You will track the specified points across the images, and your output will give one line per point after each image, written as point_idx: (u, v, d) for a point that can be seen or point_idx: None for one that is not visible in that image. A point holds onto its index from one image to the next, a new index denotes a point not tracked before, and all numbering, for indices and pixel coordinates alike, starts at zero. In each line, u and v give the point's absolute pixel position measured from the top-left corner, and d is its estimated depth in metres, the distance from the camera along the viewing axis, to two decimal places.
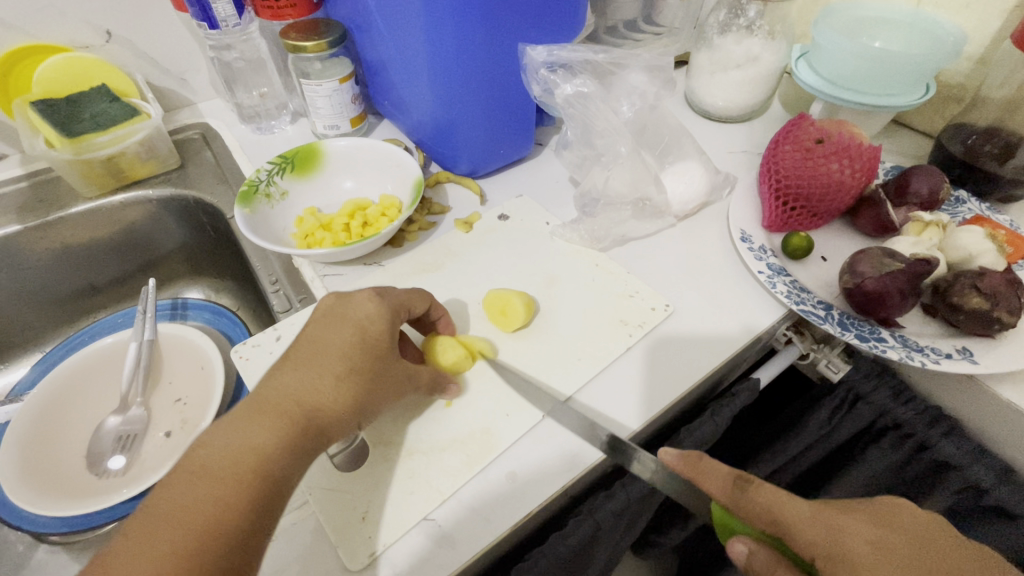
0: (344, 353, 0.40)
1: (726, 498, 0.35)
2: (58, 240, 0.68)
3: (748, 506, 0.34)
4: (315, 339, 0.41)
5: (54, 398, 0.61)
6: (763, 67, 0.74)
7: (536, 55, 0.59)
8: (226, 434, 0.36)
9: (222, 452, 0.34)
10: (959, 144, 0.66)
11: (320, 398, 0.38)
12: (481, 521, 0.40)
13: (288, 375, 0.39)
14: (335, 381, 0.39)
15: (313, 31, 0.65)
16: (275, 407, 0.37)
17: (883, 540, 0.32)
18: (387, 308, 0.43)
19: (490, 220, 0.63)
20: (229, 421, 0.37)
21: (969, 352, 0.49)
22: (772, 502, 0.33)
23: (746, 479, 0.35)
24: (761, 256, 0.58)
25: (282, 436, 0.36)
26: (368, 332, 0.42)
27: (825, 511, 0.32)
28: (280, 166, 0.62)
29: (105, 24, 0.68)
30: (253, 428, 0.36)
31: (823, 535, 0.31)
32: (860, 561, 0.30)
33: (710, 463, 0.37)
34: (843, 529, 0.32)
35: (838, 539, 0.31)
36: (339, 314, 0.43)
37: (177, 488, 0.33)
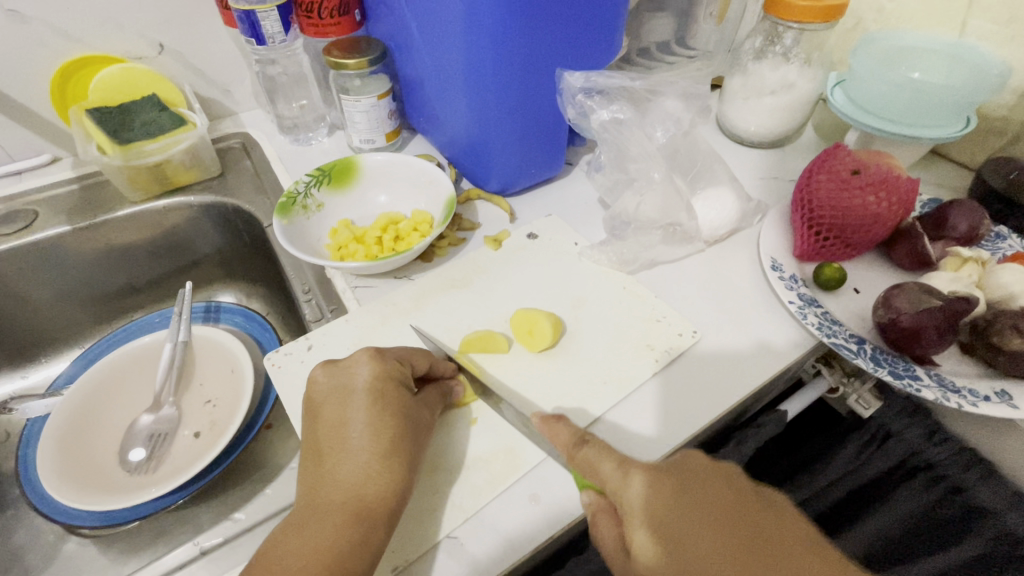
0: (373, 429, 0.40)
1: (567, 455, 0.41)
2: (104, 241, 0.71)
3: (577, 460, 0.40)
4: (333, 421, 0.41)
5: (92, 393, 0.63)
6: (799, 94, 0.73)
7: (573, 80, 0.60)
8: (292, 541, 0.37)
9: (294, 559, 0.36)
10: (1001, 178, 0.65)
11: (369, 485, 0.38)
12: (503, 541, 0.40)
13: (324, 465, 0.40)
14: (377, 463, 0.39)
15: (354, 49, 0.67)
16: (331, 504, 0.38)
17: (661, 480, 0.37)
18: (390, 367, 0.44)
19: (519, 238, 0.64)
20: (293, 526, 0.38)
21: (1008, 394, 0.48)
22: (593, 460, 0.39)
23: (584, 441, 0.40)
24: (791, 285, 0.57)
25: (347, 533, 0.37)
26: (385, 395, 0.42)
27: (624, 462, 0.39)
28: (318, 179, 0.64)
29: (159, 37, 0.72)
30: (319, 528, 0.37)
31: (615, 483, 0.38)
32: (634, 499, 0.37)
33: (564, 421, 0.42)
34: (630, 477, 0.38)
35: (623, 485, 0.38)
36: (347, 387, 0.43)
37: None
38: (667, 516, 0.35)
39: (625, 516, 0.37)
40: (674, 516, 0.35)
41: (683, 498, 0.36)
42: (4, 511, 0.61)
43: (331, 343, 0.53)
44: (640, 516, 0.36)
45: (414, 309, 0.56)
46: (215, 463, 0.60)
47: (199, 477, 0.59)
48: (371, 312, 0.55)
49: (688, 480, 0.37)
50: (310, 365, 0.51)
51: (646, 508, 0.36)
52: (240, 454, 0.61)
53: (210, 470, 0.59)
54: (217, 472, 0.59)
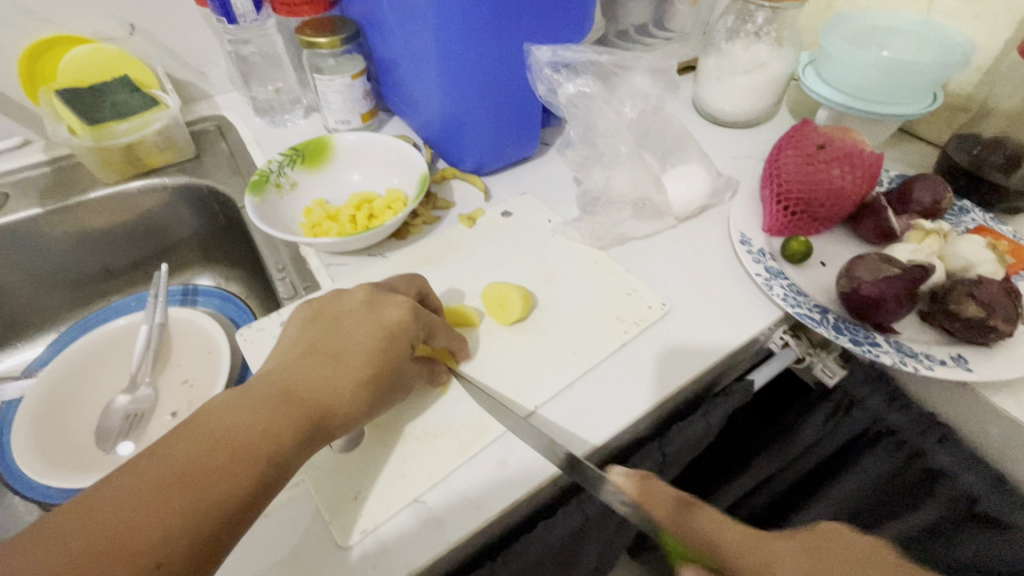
0: (368, 358, 0.41)
1: (673, 525, 0.36)
2: (77, 225, 0.70)
3: (688, 531, 0.36)
4: (343, 338, 0.42)
5: (67, 375, 0.63)
6: (771, 73, 0.74)
7: (541, 54, 0.60)
8: (243, 407, 0.37)
9: (236, 425, 0.36)
10: (964, 154, 0.66)
11: (338, 402, 0.39)
12: (470, 505, 0.41)
13: (313, 361, 0.41)
14: (360, 386, 0.40)
15: (326, 28, 0.67)
16: (297, 397, 0.38)
17: (814, 563, 0.34)
18: (418, 314, 0.45)
19: (492, 216, 0.64)
20: (248, 395, 0.38)
21: (964, 359, 0.50)
22: (707, 528, 0.36)
23: (686, 502, 0.37)
24: (758, 258, 0.58)
25: (295, 430, 0.37)
26: (397, 337, 0.43)
27: (763, 537, 0.36)
28: (291, 158, 0.64)
29: (129, 17, 0.71)
30: (271, 409, 0.37)
31: (753, 561, 0.35)
32: None
33: (652, 481, 0.38)
34: (773, 560, 0.35)
35: (766, 566, 0.34)
36: (368, 316, 0.44)
37: (191, 439, 0.35)
38: None
39: None
40: None
41: None
42: None
43: None
44: None
45: None
46: None
47: None
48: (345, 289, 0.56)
49: (846, 566, 0.34)
50: None
51: None
52: None
53: None
54: None
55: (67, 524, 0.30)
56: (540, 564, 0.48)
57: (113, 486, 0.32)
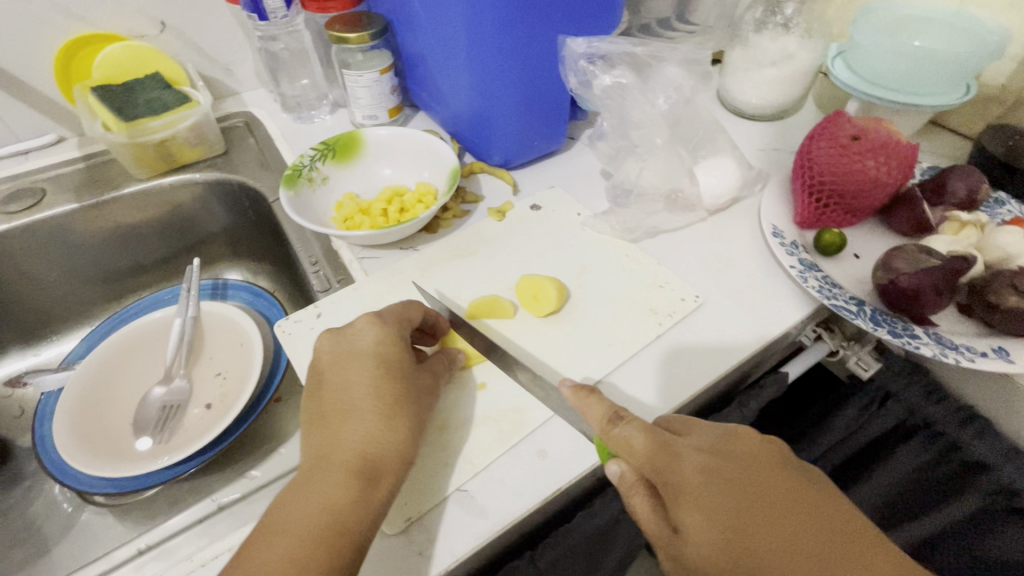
0: (375, 392, 0.41)
1: (601, 431, 0.41)
2: (111, 220, 0.71)
3: (612, 437, 0.40)
4: (339, 387, 0.41)
5: (104, 367, 0.64)
6: (800, 65, 0.74)
7: (576, 46, 0.60)
8: (296, 496, 0.38)
9: (296, 517, 0.36)
10: (999, 145, 0.65)
11: (374, 444, 0.39)
12: (511, 494, 0.42)
13: (328, 426, 0.40)
14: (380, 423, 0.40)
15: (356, 23, 0.68)
16: (334, 463, 0.38)
17: (714, 463, 0.37)
18: (389, 329, 0.45)
19: (521, 210, 0.64)
20: (295, 484, 0.39)
21: (1005, 351, 0.49)
22: (631, 435, 0.39)
23: (619, 415, 0.40)
24: (792, 251, 0.58)
25: (350, 490, 0.37)
26: (388, 358, 0.43)
27: (667, 441, 0.38)
28: (323, 153, 0.64)
29: (161, 15, 0.72)
30: (321, 485, 0.37)
31: (662, 463, 0.37)
32: (687, 484, 0.36)
33: (597, 396, 0.42)
34: (678, 458, 0.37)
35: (671, 469, 0.37)
36: (352, 352, 0.43)
37: (262, 552, 0.35)
38: (723, 504, 0.35)
39: (672, 498, 0.36)
40: (729, 500, 0.35)
41: (742, 485, 0.36)
42: (21, 482, 0.63)
43: (340, 311, 0.54)
44: (693, 500, 0.35)
45: (420, 278, 0.57)
46: (227, 431, 0.60)
47: (212, 445, 0.59)
48: (378, 282, 0.56)
49: (747, 463, 0.37)
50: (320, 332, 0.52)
51: (699, 494, 0.35)
52: (250, 425, 0.62)
53: (218, 442, 0.59)
54: (228, 441, 0.60)
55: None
56: (576, 555, 0.48)
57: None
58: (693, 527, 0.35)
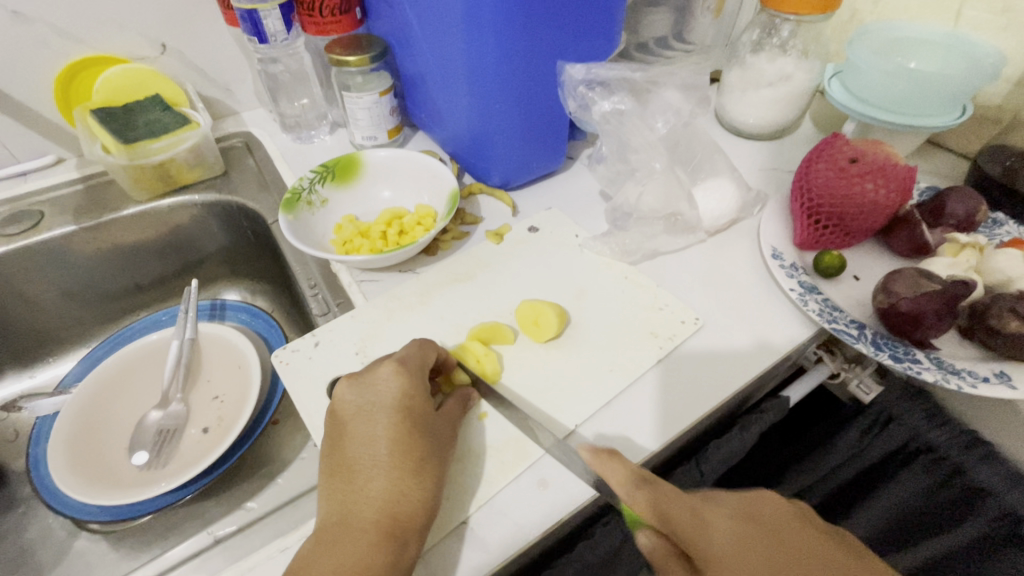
0: (401, 447, 0.40)
1: (627, 495, 0.37)
2: (109, 240, 0.71)
3: (644, 501, 0.37)
4: (364, 441, 0.41)
5: (101, 390, 0.64)
6: (796, 86, 0.74)
7: (575, 72, 0.61)
8: (324, 556, 0.37)
9: None
10: (997, 166, 0.66)
11: (401, 501, 0.38)
12: (512, 526, 0.41)
13: (353, 482, 0.40)
14: (407, 479, 0.39)
15: (355, 46, 0.68)
16: (364, 522, 0.38)
17: (745, 528, 0.36)
18: (411, 378, 0.44)
19: (520, 232, 0.64)
20: (321, 543, 0.38)
21: (1007, 376, 0.49)
22: (659, 498, 0.37)
23: (645, 479, 0.38)
24: (792, 273, 0.58)
25: (380, 552, 0.36)
26: (413, 410, 0.43)
27: (696, 507, 0.37)
28: (322, 175, 0.64)
29: (161, 37, 0.72)
30: (349, 546, 0.37)
31: (693, 532, 0.36)
32: (719, 551, 0.35)
33: (618, 458, 0.39)
34: (708, 526, 0.36)
35: (702, 534, 0.36)
36: (375, 404, 0.43)
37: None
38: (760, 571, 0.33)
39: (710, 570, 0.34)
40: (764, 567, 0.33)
41: (774, 548, 0.34)
42: (15, 508, 0.62)
43: (337, 338, 0.54)
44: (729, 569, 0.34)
45: (419, 303, 0.56)
46: (223, 458, 0.60)
47: (208, 472, 0.59)
48: (376, 307, 0.56)
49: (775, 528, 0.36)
50: (318, 361, 0.52)
51: (731, 559, 0.34)
52: (248, 449, 0.62)
53: (214, 469, 0.59)
54: (225, 466, 0.59)
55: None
56: None
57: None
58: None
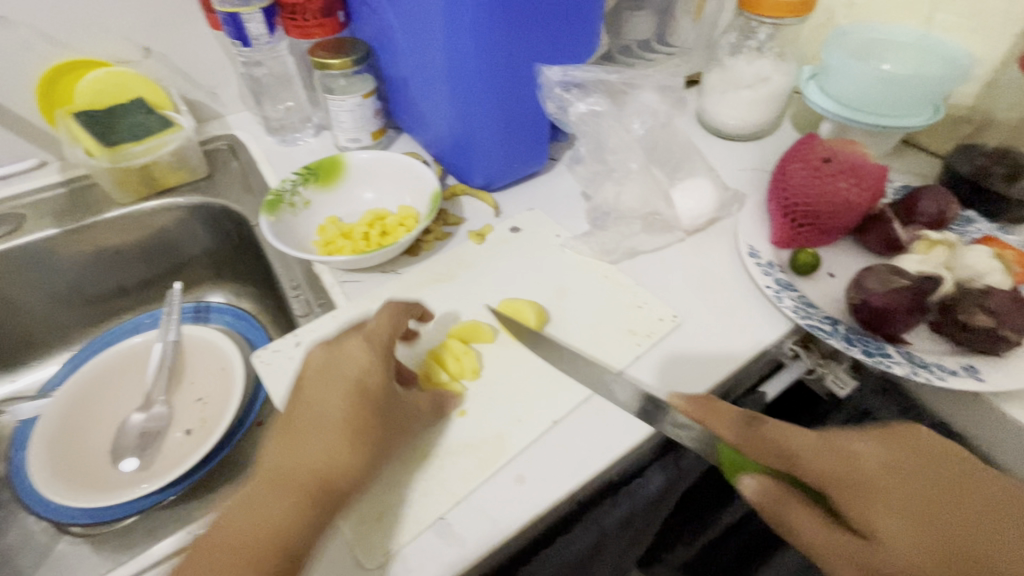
0: (345, 418, 0.42)
1: (739, 439, 0.39)
2: (92, 244, 0.71)
3: (756, 441, 0.38)
4: (314, 403, 0.43)
5: (83, 394, 0.64)
6: (774, 88, 0.75)
7: (551, 74, 0.62)
8: (247, 505, 0.39)
9: (243, 530, 0.38)
10: (968, 165, 0.67)
11: (331, 467, 0.40)
12: (490, 521, 0.42)
13: (297, 439, 0.42)
14: (344, 448, 0.41)
15: (338, 49, 0.69)
16: (291, 480, 0.40)
17: (899, 459, 0.37)
18: (377, 357, 0.44)
19: (501, 232, 0.65)
20: (251, 491, 0.40)
21: (975, 369, 0.50)
22: (778, 437, 0.38)
23: (759, 419, 0.39)
24: (768, 271, 0.59)
25: (297, 514, 0.38)
26: (368, 385, 0.43)
27: (828, 437, 0.38)
28: (304, 177, 0.65)
29: (144, 41, 0.72)
30: (271, 502, 0.39)
31: (832, 455, 0.37)
32: (869, 481, 0.36)
33: (723, 406, 0.41)
34: (856, 454, 0.37)
35: (849, 466, 0.36)
36: (337, 371, 0.44)
37: (207, 562, 0.37)
38: (914, 505, 0.35)
39: (851, 506, 0.35)
40: (919, 505, 0.35)
41: (923, 491, 0.36)
42: None
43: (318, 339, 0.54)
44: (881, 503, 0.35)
45: None
46: (210, 457, 0.61)
47: (194, 472, 0.60)
48: (358, 307, 0.56)
49: (920, 455, 0.37)
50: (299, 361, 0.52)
51: (889, 496, 0.35)
52: (232, 450, 0.62)
53: (200, 469, 0.60)
54: (214, 464, 0.61)
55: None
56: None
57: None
58: (892, 530, 0.34)
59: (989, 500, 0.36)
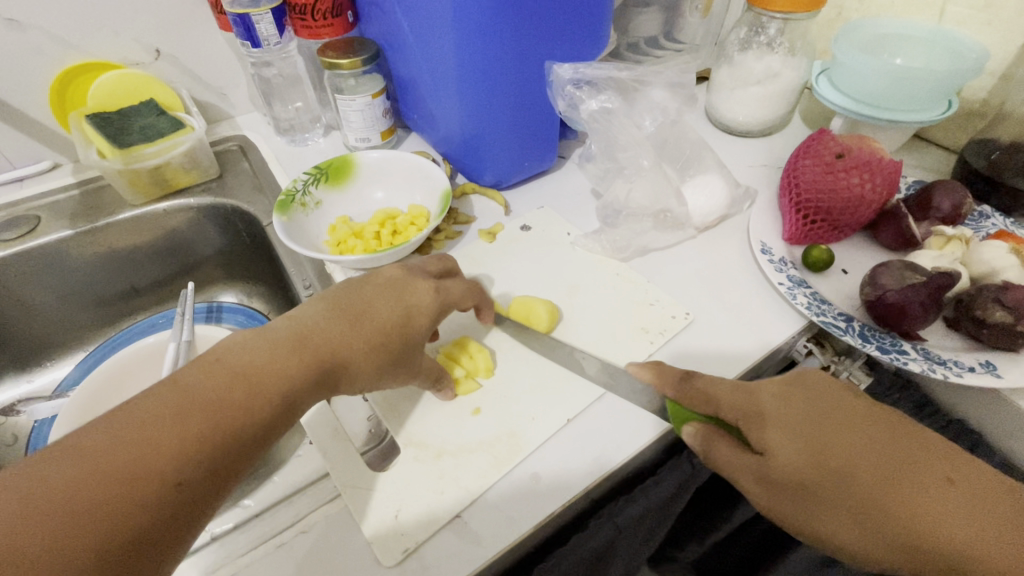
0: (386, 326, 0.43)
1: (675, 393, 0.44)
2: (106, 245, 0.72)
3: (692, 392, 0.44)
4: (365, 302, 0.43)
5: (96, 393, 0.63)
6: (784, 83, 0.75)
7: (562, 72, 0.62)
8: (259, 346, 0.38)
9: (247, 361, 0.37)
10: (982, 159, 0.66)
11: (353, 357, 0.41)
12: (506, 519, 0.42)
13: (335, 318, 0.42)
14: (371, 347, 0.41)
15: (347, 49, 0.69)
16: (311, 346, 0.40)
17: (793, 394, 0.42)
18: (439, 305, 0.46)
19: (512, 230, 0.65)
20: (269, 335, 0.39)
21: (993, 365, 0.49)
22: (708, 387, 0.43)
23: (691, 374, 0.45)
24: (781, 268, 0.59)
25: (304, 379, 0.38)
26: (417, 313, 0.44)
27: (742, 383, 0.44)
28: (316, 177, 0.65)
29: (155, 43, 0.73)
30: (283, 354, 0.38)
31: (742, 397, 0.43)
32: (768, 410, 0.41)
33: (658, 367, 0.47)
34: (757, 392, 0.43)
35: (752, 399, 0.42)
36: (397, 289, 0.45)
37: (203, 377, 0.36)
38: (803, 421, 0.40)
39: (754, 427, 0.41)
40: (808, 422, 0.40)
41: (817, 412, 0.41)
42: None
43: None
44: (776, 424, 0.40)
45: None
46: None
47: None
48: None
49: (818, 391, 0.42)
50: None
51: (781, 417, 0.41)
52: None
53: None
54: None
55: (125, 433, 0.32)
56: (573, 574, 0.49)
57: (147, 400, 0.34)
58: (781, 446, 0.39)
59: (876, 420, 0.40)
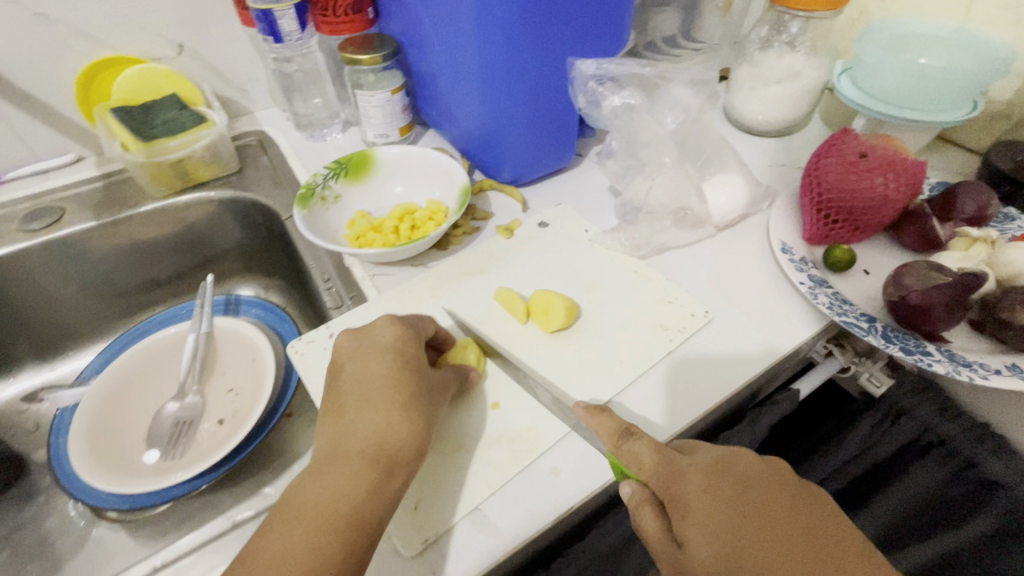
0: (392, 385, 0.43)
1: (612, 446, 0.42)
2: (127, 237, 0.73)
3: (624, 452, 0.41)
4: (358, 381, 0.44)
5: (119, 380, 0.65)
6: (805, 83, 0.74)
7: (585, 68, 0.62)
8: (313, 485, 0.39)
9: (310, 506, 0.38)
10: (1008, 160, 0.65)
11: (389, 433, 0.41)
12: (525, 513, 0.42)
13: (345, 416, 0.42)
14: (397, 414, 0.41)
15: (368, 45, 0.69)
16: (351, 452, 0.40)
17: (720, 482, 0.38)
18: (408, 330, 0.48)
19: (530, 227, 0.65)
20: (312, 470, 0.40)
21: (1019, 368, 0.49)
22: (639, 453, 0.40)
23: (630, 432, 0.42)
24: (802, 267, 0.58)
25: (366, 479, 0.39)
26: (406, 353, 0.46)
27: (672, 454, 0.40)
28: (335, 171, 0.66)
29: (177, 38, 0.74)
30: (336, 475, 0.39)
31: (666, 475, 0.39)
32: (692, 499, 0.37)
33: (608, 414, 0.44)
34: (683, 471, 0.38)
35: (677, 481, 0.38)
36: (371, 348, 0.46)
37: (279, 541, 0.36)
38: (727, 517, 0.36)
39: (677, 514, 0.37)
40: (731, 520, 0.36)
41: (741, 509, 0.36)
42: (36, 497, 0.63)
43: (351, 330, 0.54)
44: (698, 515, 0.36)
45: (432, 296, 0.57)
46: (240, 448, 0.61)
47: (224, 463, 0.60)
48: (389, 300, 0.57)
49: (750, 483, 0.38)
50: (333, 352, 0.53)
51: (704, 508, 0.36)
52: (264, 440, 0.63)
53: (230, 458, 0.61)
54: (243, 455, 0.61)
55: None
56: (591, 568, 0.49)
57: None
58: (698, 540, 0.35)
59: (797, 527, 0.36)
